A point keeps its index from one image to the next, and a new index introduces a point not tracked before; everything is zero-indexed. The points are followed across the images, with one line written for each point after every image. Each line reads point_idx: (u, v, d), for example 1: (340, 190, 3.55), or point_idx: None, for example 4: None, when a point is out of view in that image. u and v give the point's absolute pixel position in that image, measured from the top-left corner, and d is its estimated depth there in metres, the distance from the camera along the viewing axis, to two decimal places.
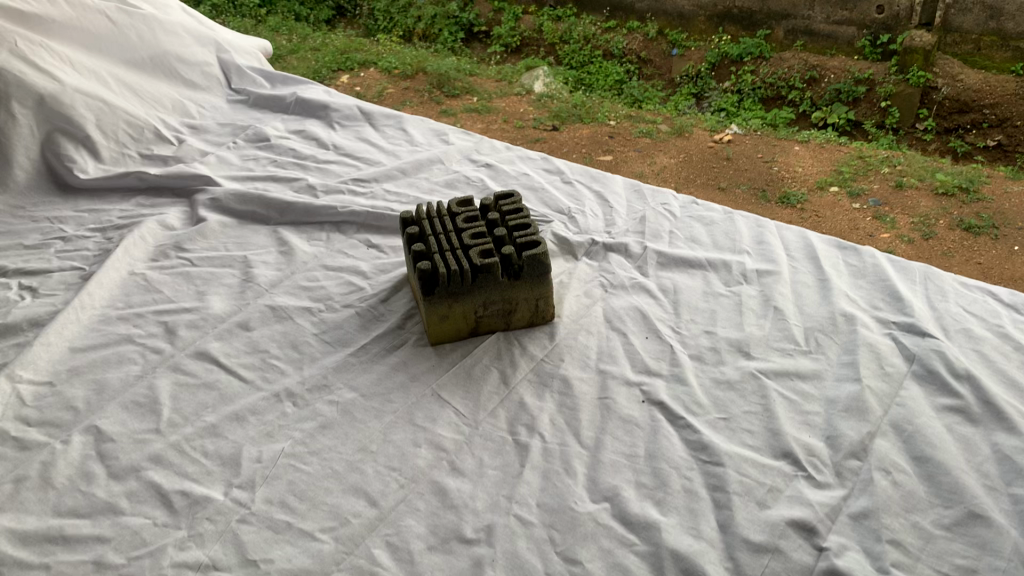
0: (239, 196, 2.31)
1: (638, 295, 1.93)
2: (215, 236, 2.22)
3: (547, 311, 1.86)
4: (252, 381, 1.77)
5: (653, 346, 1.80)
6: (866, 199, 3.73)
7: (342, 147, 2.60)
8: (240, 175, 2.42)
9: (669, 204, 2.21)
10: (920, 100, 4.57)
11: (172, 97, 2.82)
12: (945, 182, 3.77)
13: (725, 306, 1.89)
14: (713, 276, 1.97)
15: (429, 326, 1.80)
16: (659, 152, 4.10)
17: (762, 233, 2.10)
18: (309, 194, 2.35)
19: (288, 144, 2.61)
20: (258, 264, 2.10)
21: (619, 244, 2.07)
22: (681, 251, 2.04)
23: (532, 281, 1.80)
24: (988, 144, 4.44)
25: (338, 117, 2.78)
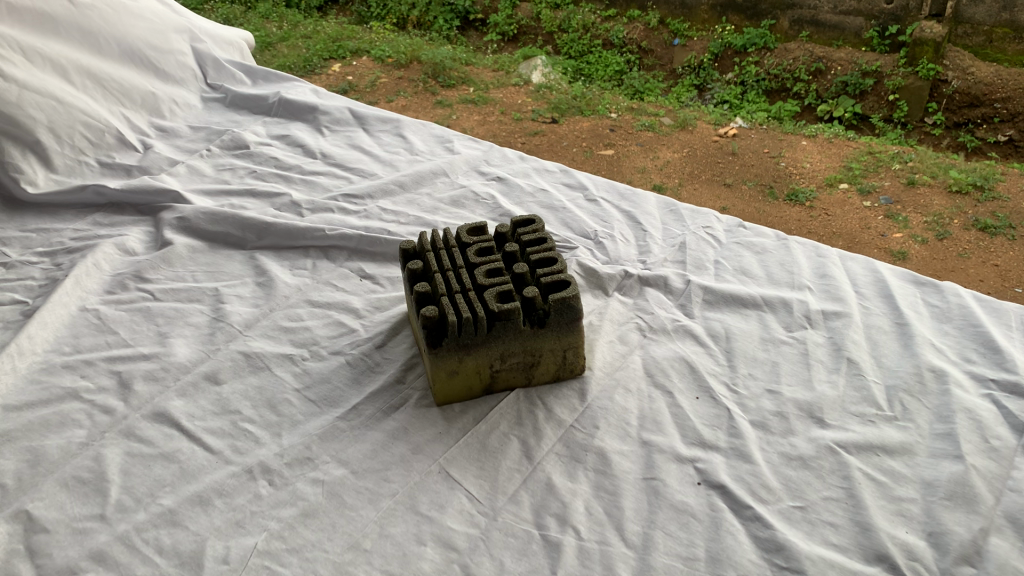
0: (210, 214, 1.99)
1: (683, 341, 1.62)
2: (182, 263, 1.90)
3: (576, 363, 1.54)
4: (221, 452, 1.46)
5: (706, 409, 1.49)
6: (876, 197, 3.37)
7: (331, 156, 2.28)
8: (213, 190, 2.11)
9: (712, 227, 1.90)
10: (930, 93, 4.20)
11: (141, 90, 2.47)
12: (960, 179, 3.39)
13: (788, 358, 1.59)
14: (771, 318, 1.67)
15: (433, 382, 1.49)
16: (661, 147, 3.75)
17: (823, 264, 1.80)
18: (293, 212, 2.04)
19: (269, 152, 2.30)
20: (231, 299, 1.79)
21: (657, 278, 1.75)
22: (731, 285, 1.73)
23: (561, 329, 1.48)
24: (999, 139, 4.11)
25: (326, 120, 2.46)
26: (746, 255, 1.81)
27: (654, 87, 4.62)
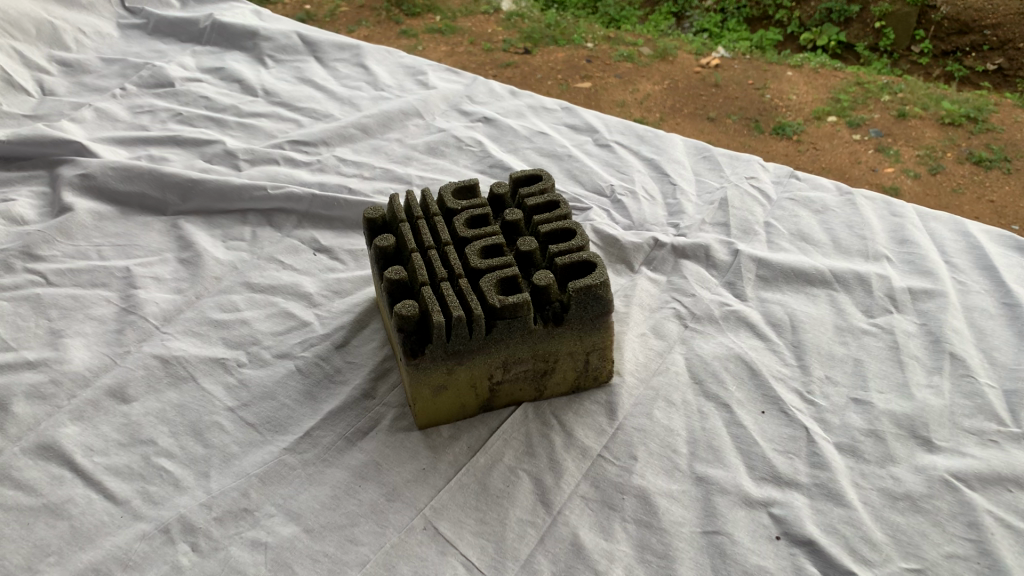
0: (122, 169, 1.57)
1: (737, 333, 1.25)
2: (85, 235, 1.49)
3: (602, 369, 1.17)
4: (128, 502, 1.08)
5: (775, 429, 1.13)
6: (865, 129, 2.70)
7: (275, 93, 1.87)
8: (127, 138, 1.69)
9: (758, 177, 1.53)
10: (917, 20, 3.26)
11: (37, 18, 1.99)
12: (952, 110, 2.72)
13: (873, 356, 1.22)
14: (845, 298, 1.30)
15: (413, 403, 1.11)
16: (642, 78, 3.06)
17: (900, 224, 1.43)
18: (228, 166, 1.64)
19: (198, 88, 1.87)
20: (147, 283, 1.39)
21: (697, 247, 1.37)
22: (790, 255, 1.36)
23: (584, 328, 1.11)
24: (986, 69, 3.19)
25: (268, 48, 2.02)
26: (805, 214, 1.44)
27: (628, 12, 3.64)
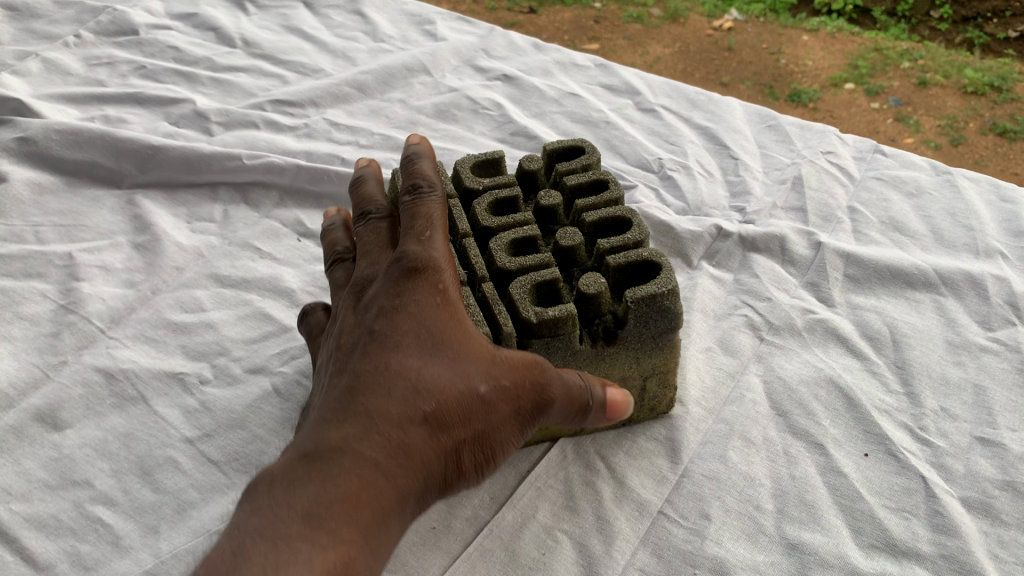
0: (69, 133, 1.38)
1: (826, 348, 1.16)
2: (22, 213, 1.32)
3: (663, 396, 1.06)
4: (53, 568, 0.92)
5: (882, 478, 1.01)
6: (883, 98, 2.43)
7: (257, 44, 1.63)
8: (79, 94, 1.48)
9: (836, 150, 1.45)
10: None
11: None
12: (974, 78, 2.42)
13: (998, 381, 1.10)
14: (956, 306, 1.19)
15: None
16: (651, 40, 2.79)
17: (1014, 213, 1.31)
18: (199, 129, 1.44)
19: (167, 37, 1.63)
20: (93, 277, 1.24)
21: (771, 240, 1.29)
22: (883, 251, 1.26)
23: (644, 346, 0.99)
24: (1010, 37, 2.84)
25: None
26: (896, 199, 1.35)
27: None
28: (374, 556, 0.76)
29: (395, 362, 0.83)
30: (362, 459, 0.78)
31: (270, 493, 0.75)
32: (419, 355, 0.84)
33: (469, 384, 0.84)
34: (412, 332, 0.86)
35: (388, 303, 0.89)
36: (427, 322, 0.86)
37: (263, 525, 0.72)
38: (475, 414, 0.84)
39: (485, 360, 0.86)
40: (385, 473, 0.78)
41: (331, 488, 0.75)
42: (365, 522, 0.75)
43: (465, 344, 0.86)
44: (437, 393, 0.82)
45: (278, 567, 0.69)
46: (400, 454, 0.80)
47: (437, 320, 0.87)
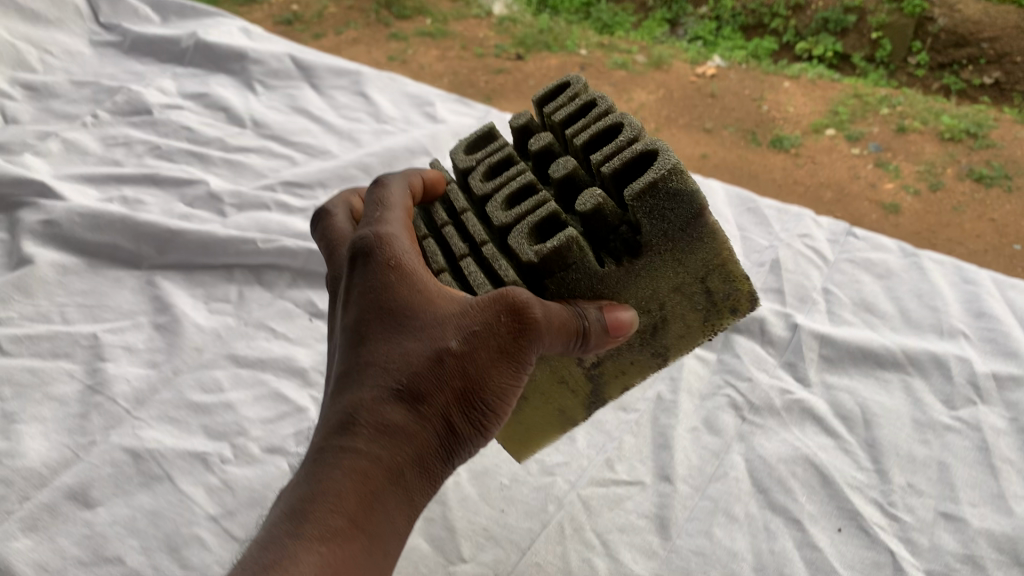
0: (89, 214, 1.90)
1: (803, 424, 1.53)
2: (46, 292, 1.80)
3: (734, 290, 1.13)
4: None
5: (853, 550, 1.35)
6: (863, 143, 2.60)
7: (266, 126, 2.25)
8: (90, 213, 1.89)
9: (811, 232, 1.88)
10: (914, 31, 3.28)
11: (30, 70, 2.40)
12: (952, 124, 2.55)
13: (959, 459, 1.44)
14: (916, 381, 1.56)
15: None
16: (638, 86, 2.99)
17: (977, 294, 1.67)
18: (216, 210, 1.99)
19: (182, 118, 2.26)
20: (121, 378, 1.64)
21: (755, 323, 1.69)
22: (857, 333, 1.64)
23: (674, 239, 1.05)
24: (985, 82, 3.14)
25: (258, 74, 2.42)
26: (866, 282, 1.75)
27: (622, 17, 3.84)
28: (375, 521, 0.92)
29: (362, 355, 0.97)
30: (348, 446, 0.93)
31: (287, 485, 0.93)
32: (387, 335, 0.97)
33: (438, 345, 0.95)
34: (374, 310, 0.98)
35: (361, 288, 1.02)
36: (386, 300, 0.99)
37: (271, 527, 0.89)
38: (448, 368, 0.95)
39: (451, 319, 0.97)
40: (372, 452, 0.93)
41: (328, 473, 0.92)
42: (359, 497, 0.91)
43: (425, 309, 0.98)
44: (407, 365, 0.95)
45: (276, 549, 0.86)
46: (384, 431, 0.94)
47: (397, 295, 0.99)
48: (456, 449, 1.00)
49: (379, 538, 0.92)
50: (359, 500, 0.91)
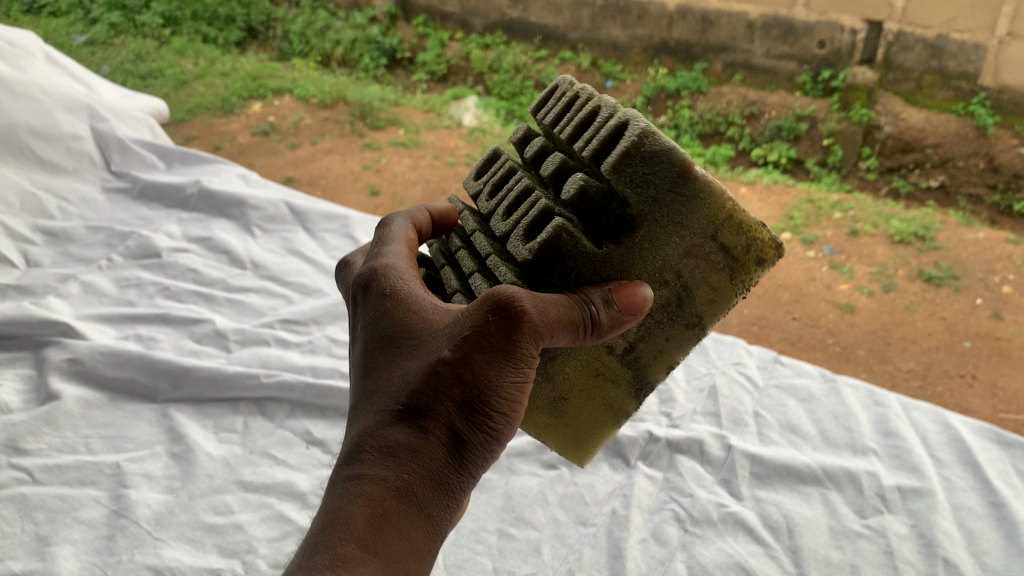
0: (108, 354, 3.26)
1: (736, 526, 2.79)
2: (175, 522, 2.73)
3: (723, 232, 2.02)
4: None
5: None
6: (832, 254, 5.12)
7: (319, 370, 3.29)
8: (209, 396, 3.20)
9: (741, 361, 3.45)
10: (862, 140, 6.68)
11: (172, 243, 4.01)
12: (915, 246, 5.08)
13: (866, 557, 2.69)
14: (831, 492, 2.88)
15: (561, 415, 2.37)
16: None
17: (882, 421, 3.13)
18: (301, 429, 3.11)
19: (256, 362, 3.32)
20: (259, 542, 2.69)
21: (689, 449, 3.06)
22: (775, 454, 3.00)
23: (656, 193, 1.97)
24: (931, 186, 6.27)
25: (289, 247, 4.06)
26: (789, 410, 3.22)
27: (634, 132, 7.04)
28: (389, 519, 1.76)
29: (384, 391, 1.89)
30: (381, 458, 1.82)
31: (324, 507, 1.81)
32: (395, 365, 1.92)
33: (434, 366, 1.85)
34: (391, 348, 1.95)
35: (376, 321, 2.02)
36: (400, 339, 1.94)
37: (335, 513, 1.78)
38: (439, 379, 1.83)
39: (443, 347, 1.86)
40: (394, 457, 1.82)
41: (352, 498, 1.78)
42: (372, 517, 1.76)
43: (424, 343, 1.90)
44: (410, 391, 1.86)
45: (336, 527, 1.75)
46: (401, 446, 1.83)
47: (405, 338, 1.93)
48: (459, 446, 1.85)
49: (400, 508, 1.78)
50: (371, 515, 1.76)
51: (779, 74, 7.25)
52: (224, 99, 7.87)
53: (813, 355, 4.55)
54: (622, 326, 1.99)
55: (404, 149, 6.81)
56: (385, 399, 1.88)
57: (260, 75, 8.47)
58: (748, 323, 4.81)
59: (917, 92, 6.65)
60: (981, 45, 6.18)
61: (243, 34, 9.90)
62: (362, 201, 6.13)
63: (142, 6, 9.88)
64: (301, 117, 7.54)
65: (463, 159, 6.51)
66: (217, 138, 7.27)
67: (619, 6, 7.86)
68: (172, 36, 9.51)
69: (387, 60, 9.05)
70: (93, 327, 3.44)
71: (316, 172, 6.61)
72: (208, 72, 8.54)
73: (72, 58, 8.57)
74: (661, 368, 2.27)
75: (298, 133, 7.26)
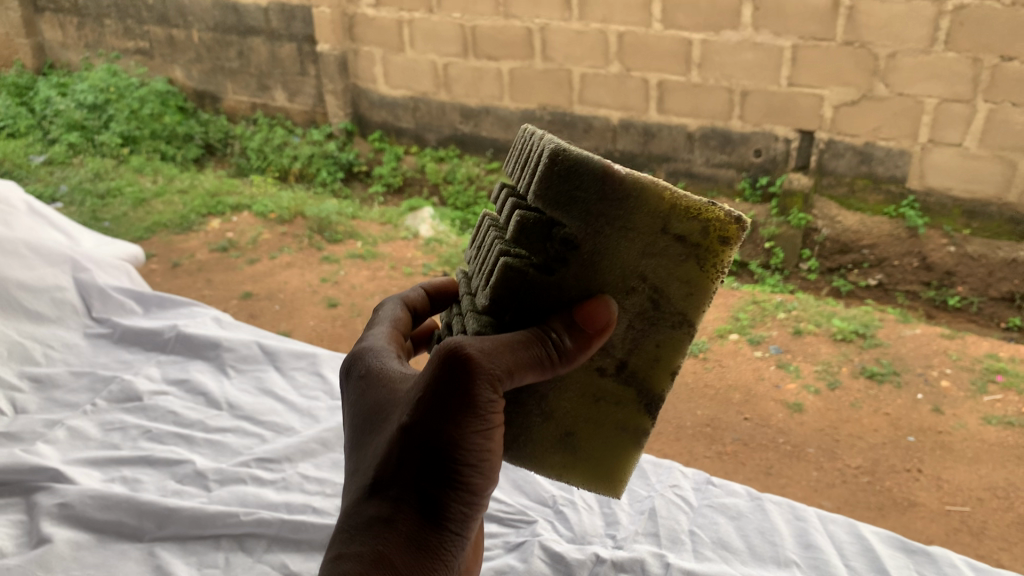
0: (97, 497, 3.34)
1: None
2: None
3: (668, 219, 2.15)
4: None
5: None
6: (771, 348, 5.45)
7: (293, 507, 3.42)
8: (193, 534, 3.28)
9: (677, 482, 3.62)
10: (803, 242, 6.99)
11: (150, 389, 4.09)
12: (850, 330, 5.62)
13: None
14: None
15: (576, 451, 2.52)
16: None
17: (803, 528, 3.33)
18: (278, 564, 3.20)
19: (235, 498, 3.43)
20: None
21: (632, 566, 3.19)
22: (711, 566, 3.15)
23: (587, 203, 2.14)
24: (870, 282, 6.83)
25: (267, 387, 4.15)
26: (721, 524, 3.40)
27: None
28: None
29: (363, 472, 2.23)
30: (362, 530, 2.14)
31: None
32: (372, 445, 2.26)
33: (395, 438, 2.15)
34: (370, 432, 2.30)
35: (360, 412, 2.40)
36: (376, 422, 2.29)
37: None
38: (400, 449, 2.14)
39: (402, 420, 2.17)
40: (372, 526, 2.13)
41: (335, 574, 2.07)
42: None
43: (391, 421, 2.23)
44: (380, 467, 2.18)
45: None
46: (376, 516, 2.14)
47: (378, 423, 2.29)
48: (428, 503, 2.14)
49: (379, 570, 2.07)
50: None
51: (719, 181, 7.49)
52: (182, 217, 8.01)
53: (766, 453, 4.49)
54: (590, 345, 2.19)
55: (362, 261, 7.01)
56: (364, 478, 2.21)
57: (219, 192, 8.67)
58: (702, 424, 4.70)
59: (850, 196, 7.04)
60: (906, 152, 6.64)
61: (201, 152, 10.25)
62: (320, 313, 6.20)
63: (101, 126, 10.08)
64: (259, 233, 7.70)
65: (420, 269, 6.78)
66: (176, 254, 7.33)
67: (565, 120, 8.08)
68: (130, 154, 9.66)
69: (343, 174, 9.32)
70: (80, 471, 3.53)
71: (274, 286, 6.67)
72: (167, 191, 8.70)
73: (31, 179, 8.69)
74: (664, 376, 2.39)
75: (257, 249, 7.37)
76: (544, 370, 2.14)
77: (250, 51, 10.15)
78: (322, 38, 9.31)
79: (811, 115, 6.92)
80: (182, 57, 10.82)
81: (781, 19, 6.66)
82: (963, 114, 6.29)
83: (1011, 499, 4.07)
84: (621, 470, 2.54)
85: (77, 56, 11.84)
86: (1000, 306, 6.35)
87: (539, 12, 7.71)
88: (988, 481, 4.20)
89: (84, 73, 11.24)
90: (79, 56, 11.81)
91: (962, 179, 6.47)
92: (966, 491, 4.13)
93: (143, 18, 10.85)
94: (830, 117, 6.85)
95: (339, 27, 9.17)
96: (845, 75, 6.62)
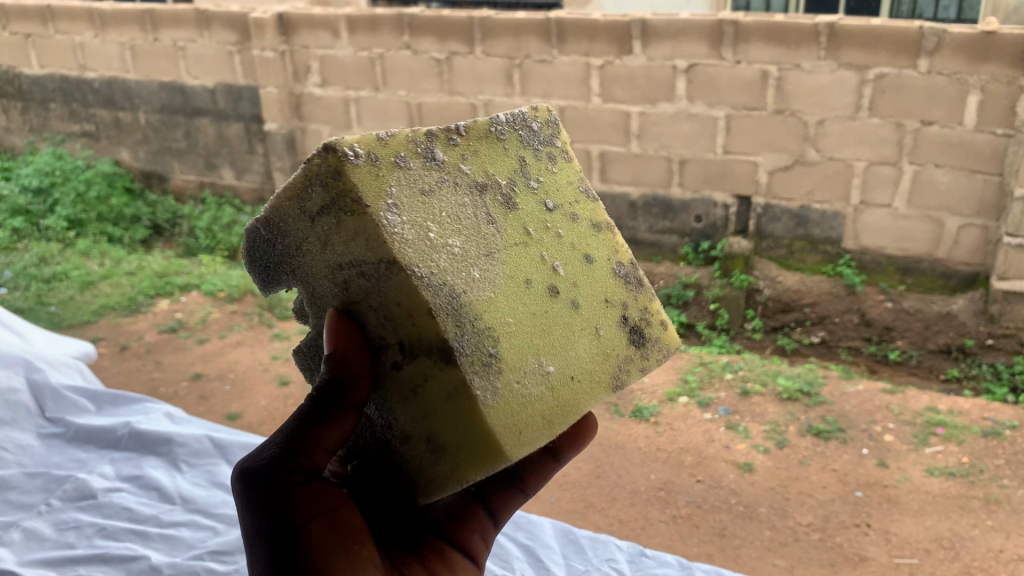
0: None
1: None
2: None
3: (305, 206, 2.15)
4: None
5: None
6: (717, 408, 5.61)
7: None
8: None
9: (614, 556, 3.68)
10: (746, 301, 7.23)
11: (106, 486, 4.07)
12: (792, 389, 5.77)
13: None
14: None
15: (446, 448, 2.13)
16: (565, 491, 4.71)
17: None
18: None
19: None
20: None
21: None
22: None
23: (276, 259, 2.30)
24: (814, 340, 6.98)
25: (221, 481, 4.18)
26: None
27: None
28: None
29: None
30: None
31: None
32: None
33: None
34: None
35: None
36: None
37: None
38: None
39: None
40: None
41: None
42: None
43: None
44: None
45: None
46: None
47: None
48: None
49: None
50: None
51: (663, 247, 7.69)
52: (130, 299, 7.97)
53: (721, 514, 4.54)
54: (348, 363, 2.15)
55: None
56: None
57: (167, 273, 8.67)
58: (655, 489, 4.76)
59: (789, 256, 7.24)
60: (839, 214, 6.90)
61: (149, 233, 10.23)
62: (272, 391, 6.19)
63: (46, 211, 10.07)
64: (209, 312, 7.70)
65: None
66: (124, 336, 7.28)
67: None
68: (76, 238, 9.65)
69: None
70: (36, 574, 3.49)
71: (224, 366, 6.67)
72: (115, 273, 8.67)
73: None
74: (431, 321, 2.08)
75: (206, 329, 7.38)
76: (332, 417, 2.11)
77: (196, 131, 10.21)
78: (270, 117, 9.41)
79: (746, 180, 7.15)
80: (128, 139, 10.80)
81: (714, 91, 6.95)
82: (890, 176, 6.59)
83: (957, 549, 4.22)
84: (484, 434, 2.07)
85: (20, 140, 11.81)
86: (939, 358, 6.58)
87: (482, 88, 7.92)
88: (934, 532, 4.35)
89: (27, 158, 11.22)
90: (22, 139, 11.78)
91: (894, 239, 6.75)
92: (914, 544, 4.25)
93: (88, 101, 10.84)
94: (764, 181, 7.08)
95: (287, 107, 9.29)
96: (777, 141, 6.89)
